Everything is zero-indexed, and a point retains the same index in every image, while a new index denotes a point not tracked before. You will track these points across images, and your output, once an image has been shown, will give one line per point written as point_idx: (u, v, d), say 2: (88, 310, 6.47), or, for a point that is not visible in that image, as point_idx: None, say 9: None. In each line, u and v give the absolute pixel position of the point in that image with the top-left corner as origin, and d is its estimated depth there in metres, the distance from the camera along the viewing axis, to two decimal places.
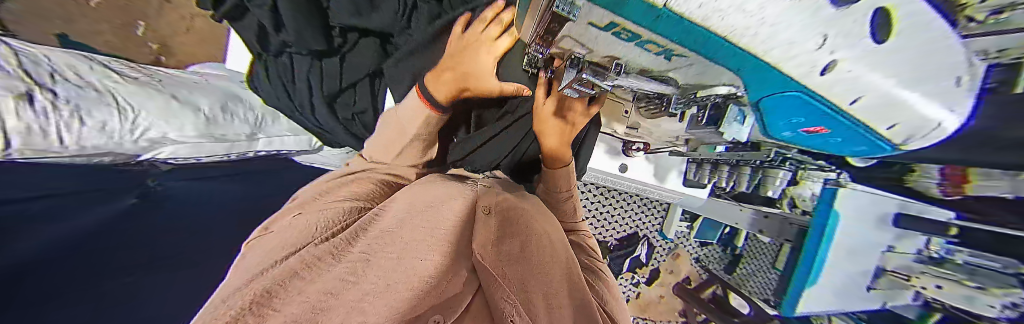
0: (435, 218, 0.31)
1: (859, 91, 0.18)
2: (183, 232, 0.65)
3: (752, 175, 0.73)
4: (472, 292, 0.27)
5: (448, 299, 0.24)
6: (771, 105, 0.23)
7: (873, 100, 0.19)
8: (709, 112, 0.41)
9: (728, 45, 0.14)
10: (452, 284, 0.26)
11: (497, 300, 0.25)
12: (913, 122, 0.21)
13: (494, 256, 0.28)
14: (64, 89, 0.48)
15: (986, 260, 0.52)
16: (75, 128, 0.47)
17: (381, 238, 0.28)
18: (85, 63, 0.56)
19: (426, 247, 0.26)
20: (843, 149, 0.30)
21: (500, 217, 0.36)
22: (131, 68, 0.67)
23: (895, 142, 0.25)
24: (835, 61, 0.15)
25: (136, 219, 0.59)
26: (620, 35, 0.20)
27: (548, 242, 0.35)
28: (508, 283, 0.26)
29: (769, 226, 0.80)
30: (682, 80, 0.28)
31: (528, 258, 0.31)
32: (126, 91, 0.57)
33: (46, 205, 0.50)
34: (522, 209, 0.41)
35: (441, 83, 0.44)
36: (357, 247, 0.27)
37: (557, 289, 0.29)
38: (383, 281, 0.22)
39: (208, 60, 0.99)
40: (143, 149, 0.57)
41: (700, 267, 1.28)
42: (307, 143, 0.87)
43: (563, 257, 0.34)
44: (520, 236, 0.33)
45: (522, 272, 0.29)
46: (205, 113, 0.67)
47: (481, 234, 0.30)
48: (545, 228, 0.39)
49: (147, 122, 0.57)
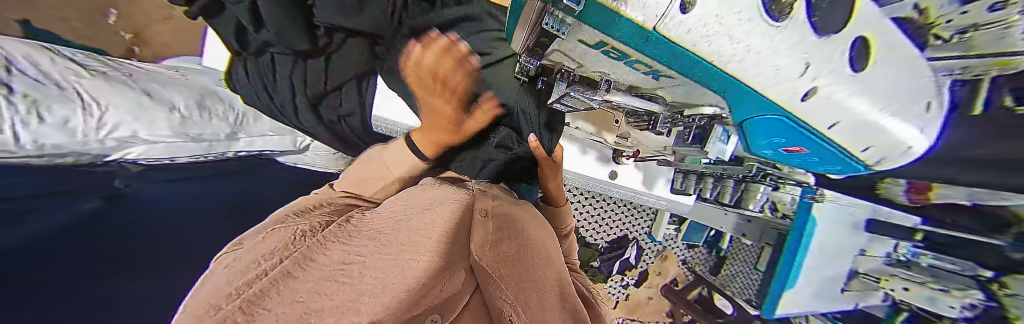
0: (427, 221, 0.28)
1: (834, 118, 0.19)
2: (166, 232, 0.54)
3: (734, 188, 0.77)
4: (471, 290, 0.23)
5: (446, 299, 0.20)
6: (755, 127, 0.24)
7: (848, 124, 0.20)
8: (694, 131, 0.42)
9: (714, 70, 0.15)
10: (451, 282, 0.21)
11: (494, 299, 0.22)
12: (885, 146, 0.23)
13: (493, 257, 0.26)
14: (20, 81, 0.42)
15: (942, 263, 0.57)
16: (33, 125, 0.41)
17: (379, 238, 0.25)
18: (45, 56, 0.51)
19: (421, 243, 0.23)
20: (818, 167, 0.32)
21: (496, 220, 0.34)
22: (98, 61, 0.63)
23: (868, 162, 0.26)
24: (815, 87, 0.15)
25: (102, 223, 0.46)
26: (608, 53, 0.21)
27: (542, 249, 0.35)
28: (506, 283, 0.23)
29: (751, 230, 0.86)
30: (670, 98, 0.29)
31: (525, 260, 0.29)
32: (92, 86, 0.52)
33: (26, 198, 0.39)
34: (517, 215, 0.40)
35: (425, 133, 0.45)
36: (352, 244, 0.23)
37: (545, 290, 0.26)
38: (382, 282, 0.17)
39: (179, 54, 0.93)
40: (110, 149, 0.52)
41: (686, 268, 1.31)
42: (291, 142, 0.82)
43: (554, 268, 0.33)
44: (517, 240, 0.32)
45: (519, 275, 0.26)
46: (180, 112, 0.64)
47: (478, 235, 0.28)
48: (541, 236, 0.39)
49: (115, 119, 0.53)
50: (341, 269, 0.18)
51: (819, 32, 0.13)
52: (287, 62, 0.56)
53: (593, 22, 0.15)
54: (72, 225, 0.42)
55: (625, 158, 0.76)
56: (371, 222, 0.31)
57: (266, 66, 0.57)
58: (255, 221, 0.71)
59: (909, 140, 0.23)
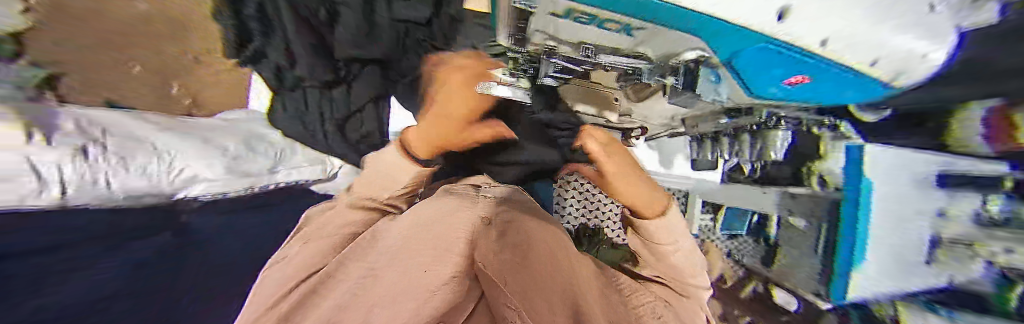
0: (445, 223, 0.33)
1: (873, 57, 0.28)
2: (161, 265, 0.80)
3: (751, 142, 0.77)
4: (475, 295, 0.22)
5: (457, 300, 0.18)
6: (746, 59, 0.34)
7: (892, 57, 0.28)
8: (682, 79, 0.50)
9: (735, 28, 0.25)
10: (463, 282, 0.22)
11: (500, 305, 0.20)
12: (901, 56, 0.28)
13: (497, 257, 0.26)
14: (112, 141, 0.80)
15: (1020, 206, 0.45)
16: (121, 173, 0.78)
17: (388, 252, 0.32)
18: (121, 118, 0.89)
19: (424, 251, 0.26)
20: (838, 97, 0.41)
21: (497, 226, 0.34)
22: (164, 119, 1.00)
23: (891, 81, 0.33)
24: (790, 11, 0.21)
25: (140, 271, 0.75)
26: (580, 20, 0.36)
27: (547, 252, 0.40)
28: (512, 285, 0.22)
29: (799, 207, 0.75)
30: (654, 50, 0.44)
31: (529, 264, 0.32)
32: (162, 140, 0.91)
33: (67, 252, 0.64)
34: (525, 223, 0.45)
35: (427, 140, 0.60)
36: (365, 263, 0.32)
37: (555, 309, 0.27)
38: (389, 298, 0.20)
39: (227, 109, 1.25)
40: (179, 184, 0.90)
41: (733, 262, 1.07)
42: (321, 171, 1.22)
43: (560, 281, 0.35)
44: (521, 243, 0.36)
45: (524, 276, 0.27)
46: (229, 153, 1.03)
47: (481, 235, 0.29)
48: (546, 246, 0.42)
49: (183, 164, 0.92)
50: (354, 285, 0.25)
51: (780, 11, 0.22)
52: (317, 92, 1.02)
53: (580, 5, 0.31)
54: (132, 270, 0.74)
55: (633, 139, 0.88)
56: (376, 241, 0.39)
57: (302, 105, 1.04)
58: (166, 267, 0.80)
59: (914, 48, 0.27)
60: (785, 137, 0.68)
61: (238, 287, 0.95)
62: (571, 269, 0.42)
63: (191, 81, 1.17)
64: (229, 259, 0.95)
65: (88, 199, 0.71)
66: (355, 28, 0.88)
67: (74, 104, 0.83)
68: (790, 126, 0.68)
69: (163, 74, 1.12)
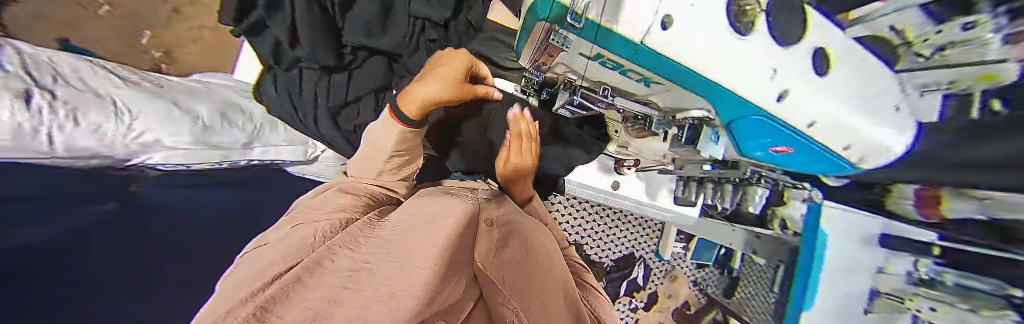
0: (438, 228, 0.39)
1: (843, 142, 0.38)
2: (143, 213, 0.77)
3: (734, 191, 0.84)
4: (470, 296, 0.29)
5: (451, 305, 0.25)
6: (748, 127, 0.41)
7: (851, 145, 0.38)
8: (688, 132, 0.61)
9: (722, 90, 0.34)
10: (454, 287, 0.28)
11: (498, 305, 0.28)
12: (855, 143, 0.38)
13: (491, 265, 0.34)
14: (64, 90, 0.72)
15: None
16: (69, 128, 0.69)
17: (383, 246, 0.36)
18: (88, 68, 0.84)
19: (427, 244, 0.34)
20: (810, 168, 0.48)
21: (498, 229, 0.46)
22: (136, 75, 0.97)
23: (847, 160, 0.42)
24: (785, 90, 0.33)
25: (123, 220, 0.70)
26: (606, 63, 0.43)
27: (546, 261, 0.45)
28: (508, 289, 0.30)
29: (762, 247, 0.82)
30: (660, 103, 0.55)
31: (524, 266, 0.39)
32: (126, 97, 0.84)
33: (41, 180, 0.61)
34: (520, 223, 0.53)
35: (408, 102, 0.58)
36: (355, 253, 0.35)
37: (549, 301, 0.34)
38: (392, 285, 0.24)
39: (216, 73, 1.31)
40: (133, 150, 0.82)
41: (697, 290, 1.18)
42: (303, 153, 1.23)
43: (555, 277, 0.42)
44: (518, 249, 0.43)
45: (518, 281, 0.34)
46: (202, 121, 0.98)
47: (483, 244, 0.38)
48: (541, 249, 0.49)
49: (144, 127, 0.84)
50: (351, 274, 0.27)
51: (783, 44, 0.31)
52: (317, 75, 1.07)
53: (598, 39, 0.34)
54: (113, 213, 0.69)
55: (625, 168, 0.95)
56: (374, 231, 0.44)
57: (296, 85, 1.06)
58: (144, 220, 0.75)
59: (871, 135, 0.37)
60: (764, 192, 0.75)
61: (220, 265, 0.87)
62: (566, 280, 0.44)
63: (163, 33, 1.34)
64: (201, 220, 0.90)
65: (24, 153, 0.61)
66: (369, 25, 1.01)
67: (32, 44, 0.80)
68: (768, 184, 0.74)
69: (130, 20, 1.27)
